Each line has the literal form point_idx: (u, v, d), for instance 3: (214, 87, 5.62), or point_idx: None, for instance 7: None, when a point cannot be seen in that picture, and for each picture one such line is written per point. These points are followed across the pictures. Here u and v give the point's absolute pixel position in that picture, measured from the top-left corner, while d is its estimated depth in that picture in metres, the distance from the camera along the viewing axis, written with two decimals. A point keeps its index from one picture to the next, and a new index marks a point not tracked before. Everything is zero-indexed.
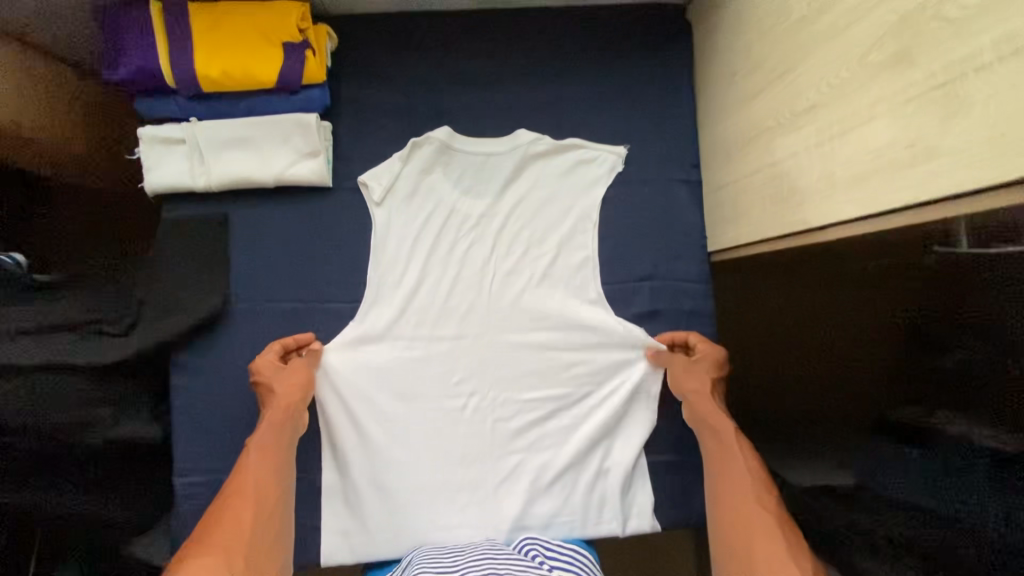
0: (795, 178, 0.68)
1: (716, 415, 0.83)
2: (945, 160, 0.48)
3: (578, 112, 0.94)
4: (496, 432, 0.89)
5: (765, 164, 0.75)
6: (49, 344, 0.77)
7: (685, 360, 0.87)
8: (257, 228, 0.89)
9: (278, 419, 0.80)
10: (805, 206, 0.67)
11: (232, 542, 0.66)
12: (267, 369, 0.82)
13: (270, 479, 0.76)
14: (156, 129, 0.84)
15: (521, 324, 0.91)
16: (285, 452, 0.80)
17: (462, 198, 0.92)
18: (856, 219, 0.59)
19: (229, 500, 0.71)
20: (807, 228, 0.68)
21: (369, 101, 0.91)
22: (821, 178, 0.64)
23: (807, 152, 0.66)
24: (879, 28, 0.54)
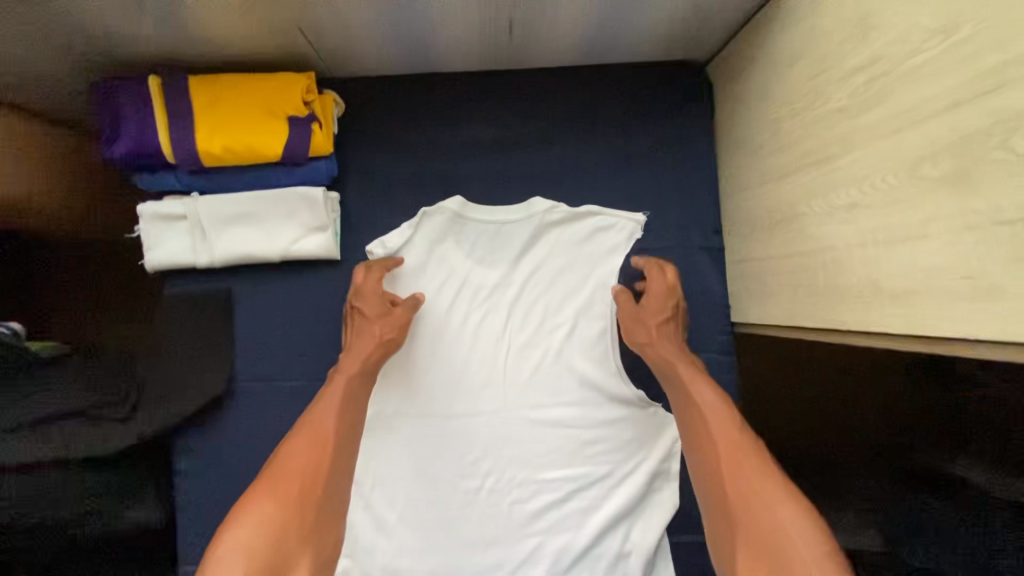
0: (833, 274, 0.64)
1: (678, 358, 0.78)
2: (1014, 301, 0.43)
3: (595, 177, 0.91)
4: (513, 514, 0.86)
5: (796, 250, 0.71)
6: (55, 437, 0.75)
7: (634, 308, 0.82)
8: (262, 304, 0.86)
9: (364, 358, 0.77)
10: (844, 306, 0.63)
11: (303, 496, 0.65)
12: (371, 305, 0.80)
13: (347, 424, 0.72)
14: (158, 206, 0.81)
15: (538, 400, 0.87)
16: (359, 390, 0.76)
17: (476, 268, 0.88)
18: (906, 335, 0.55)
19: (305, 440, 0.68)
20: (846, 329, 0.64)
21: (379, 169, 0.88)
22: (862, 283, 0.60)
23: (846, 251, 0.62)
24: (933, 141, 0.50)
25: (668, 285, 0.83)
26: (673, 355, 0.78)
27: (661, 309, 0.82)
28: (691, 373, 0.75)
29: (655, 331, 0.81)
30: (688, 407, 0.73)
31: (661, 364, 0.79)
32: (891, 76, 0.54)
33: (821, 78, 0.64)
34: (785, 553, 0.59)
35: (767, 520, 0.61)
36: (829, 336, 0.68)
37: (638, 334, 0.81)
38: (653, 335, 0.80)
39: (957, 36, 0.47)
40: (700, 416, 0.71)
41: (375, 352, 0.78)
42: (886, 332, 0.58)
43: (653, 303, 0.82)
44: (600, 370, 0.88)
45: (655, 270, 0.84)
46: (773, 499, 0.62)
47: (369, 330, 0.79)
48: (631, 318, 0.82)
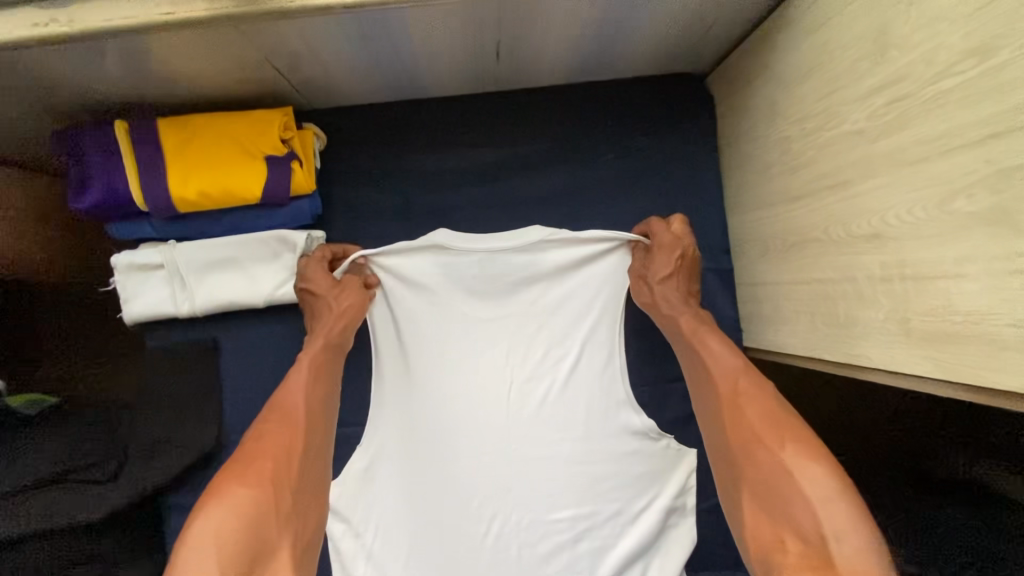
0: (853, 306, 0.60)
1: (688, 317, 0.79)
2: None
3: (593, 200, 0.86)
4: (523, 557, 0.82)
5: (812, 277, 0.67)
6: (44, 506, 0.67)
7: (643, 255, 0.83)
8: (249, 351, 0.82)
9: (328, 335, 0.74)
10: (867, 340, 0.59)
11: (278, 475, 0.62)
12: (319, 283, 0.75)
13: (317, 403, 0.71)
14: (132, 255, 0.76)
15: (544, 436, 0.83)
16: (331, 365, 0.75)
17: (471, 300, 0.83)
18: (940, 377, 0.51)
19: (274, 421, 0.66)
20: (870, 365, 0.59)
21: (366, 202, 0.84)
22: (889, 320, 0.55)
23: (867, 283, 0.58)
24: (966, 174, 0.45)
25: (676, 236, 0.81)
26: (677, 309, 0.80)
27: (667, 263, 0.80)
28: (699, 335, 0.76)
29: (659, 289, 0.80)
30: (697, 361, 0.75)
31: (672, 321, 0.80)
32: (914, 100, 0.50)
33: (835, 96, 0.60)
34: (792, 493, 0.59)
35: (769, 464, 0.62)
36: (851, 371, 0.63)
37: (643, 289, 0.82)
38: (657, 292, 0.80)
39: (994, 59, 0.42)
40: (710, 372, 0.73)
41: (341, 323, 0.75)
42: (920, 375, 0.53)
43: (660, 260, 0.80)
44: (607, 401, 0.84)
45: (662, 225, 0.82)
46: (775, 454, 0.62)
47: (321, 304, 0.75)
48: (640, 273, 0.82)
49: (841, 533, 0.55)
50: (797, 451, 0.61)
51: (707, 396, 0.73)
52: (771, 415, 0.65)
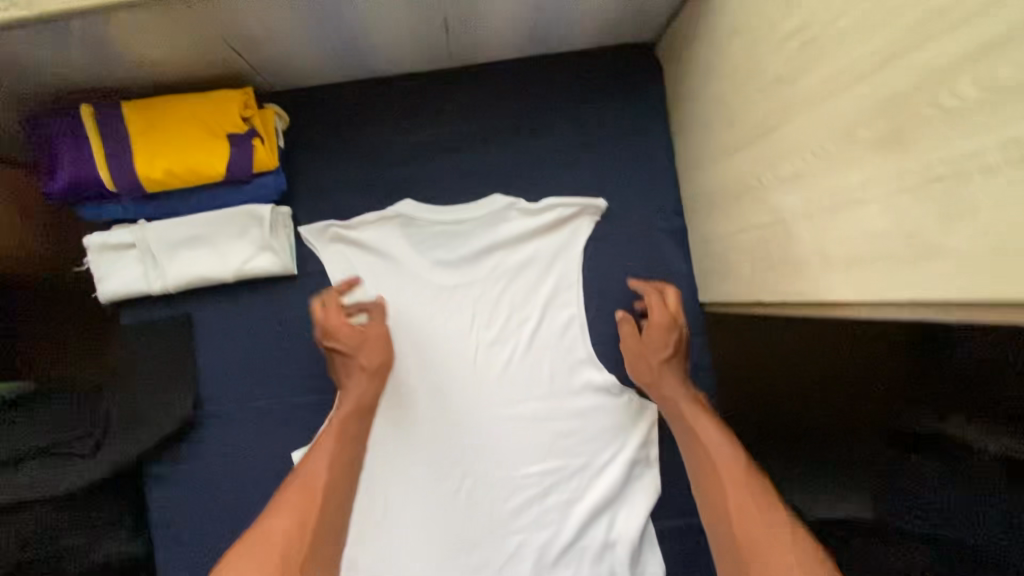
0: (786, 245, 0.64)
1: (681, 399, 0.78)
2: (953, 264, 0.42)
3: (549, 167, 0.89)
4: (494, 513, 0.85)
5: (751, 225, 0.70)
6: (32, 476, 0.74)
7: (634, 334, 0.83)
8: (222, 325, 0.85)
9: (359, 395, 0.78)
10: (798, 279, 0.62)
11: (285, 550, 0.62)
12: (341, 334, 0.79)
13: (339, 471, 0.71)
14: (104, 236, 0.79)
15: (510, 395, 0.87)
16: (354, 433, 0.76)
17: (435, 268, 0.87)
18: (856, 303, 0.54)
19: (291, 490, 0.67)
20: (802, 300, 0.63)
21: (329, 179, 0.86)
22: (814, 253, 0.59)
23: (795, 221, 0.61)
24: (864, 104, 0.49)
25: (670, 311, 0.82)
26: (673, 394, 0.79)
27: (664, 342, 0.81)
28: (692, 410, 0.76)
29: (657, 368, 0.81)
30: (693, 449, 0.73)
31: (664, 401, 0.80)
32: (820, 41, 0.53)
33: (759, 47, 0.63)
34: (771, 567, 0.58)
35: (775, 567, 0.58)
36: (788, 309, 0.67)
37: (642, 368, 0.82)
38: (655, 373, 0.81)
39: None
40: (708, 462, 0.70)
41: (363, 382, 0.79)
42: (842, 306, 0.57)
43: (654, 339, 0.82)
44: (569, 359, 0.88)
45: (658, 297, 0.83)
46: (782, 558, 0.58)
47: (353, 363, 0.79)
48: (637, 355, 0.83)
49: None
50: (799, 562, 0.57)
51: (705, 484, 0.70)
52: (776, 514, 0.62)
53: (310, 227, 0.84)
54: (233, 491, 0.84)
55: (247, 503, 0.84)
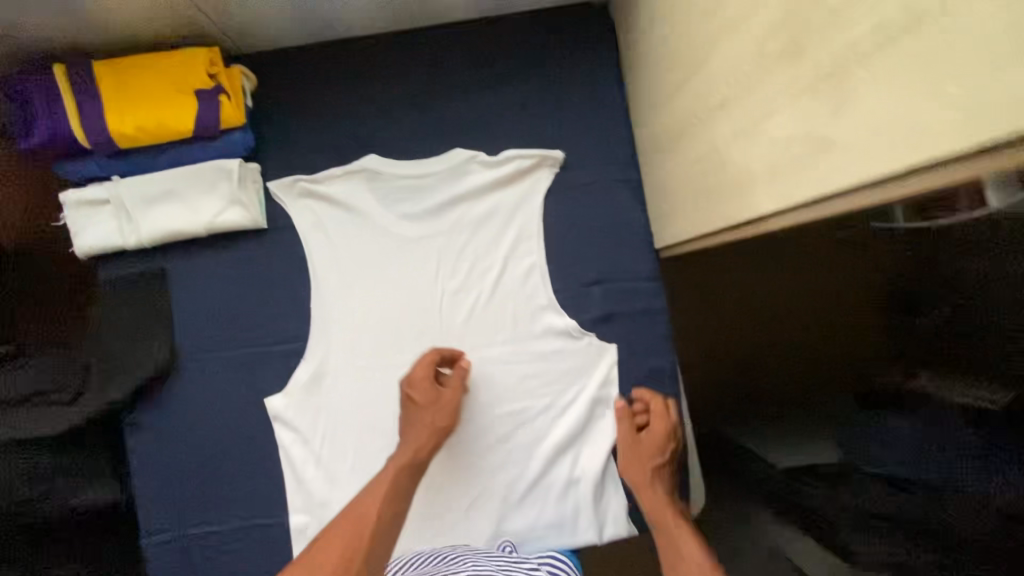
0: (721, 171, 0.67)
1: (664, 508, 0.82)
2: (840, 151, 0.46)
3: (508, 122, 0.92)
4: (464, 452, 0.90)
5: (694, 160, 0.73)
6: (17, 421, 0.80)
7: (631, 436, 0.87)
8: (195, 278, 0.88)
9: (415, 450, 0.81)
10: (731, 203, 0.66)
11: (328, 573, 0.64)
12: (419, 393, 0.83)
13: (388, 511, 0.74)
14: (79, 192, 0.83)
15: (476, 341, 0.91)
16: (404, 487, 0.78)
17: (401, 220, 0.90)
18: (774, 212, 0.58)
19: (348, 524, 0.71)
20: (734, 222, 0.66)
21: (295, 137, 0.90)
22: (742, 173, 0.62)
23: (727, 146, 0.65)
24: (769, 19, 0.52)
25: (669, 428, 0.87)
26: (661, 508, 0.82)
27: (660, 450, 0.86)
28: (674, 520, 0.80)
29: (650, 472, 0.85)
30: (672, 552, 0.76)
31: (652, 513, 0.83)
32: None
33: None
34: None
35: None
36: (726, 235, 0.70)
37: (636, 470, 0.85)
38: (646, 477, 0.85)
39: None
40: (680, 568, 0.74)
41: (425, 441, 0.82)
42: (767, 220, 0.60)
43: (655, 437, 0.86)
44: (531, 305, 0.91)
45: (661, 406, 0.88)
46: None
47: (419, 417, 0.83)
48: (632, 455, 0.86)
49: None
50: None
51: None
52: None
53: (278, 182, 0.88)
54: (209, 437, 0.87)
55: (222, 448, 0.87)
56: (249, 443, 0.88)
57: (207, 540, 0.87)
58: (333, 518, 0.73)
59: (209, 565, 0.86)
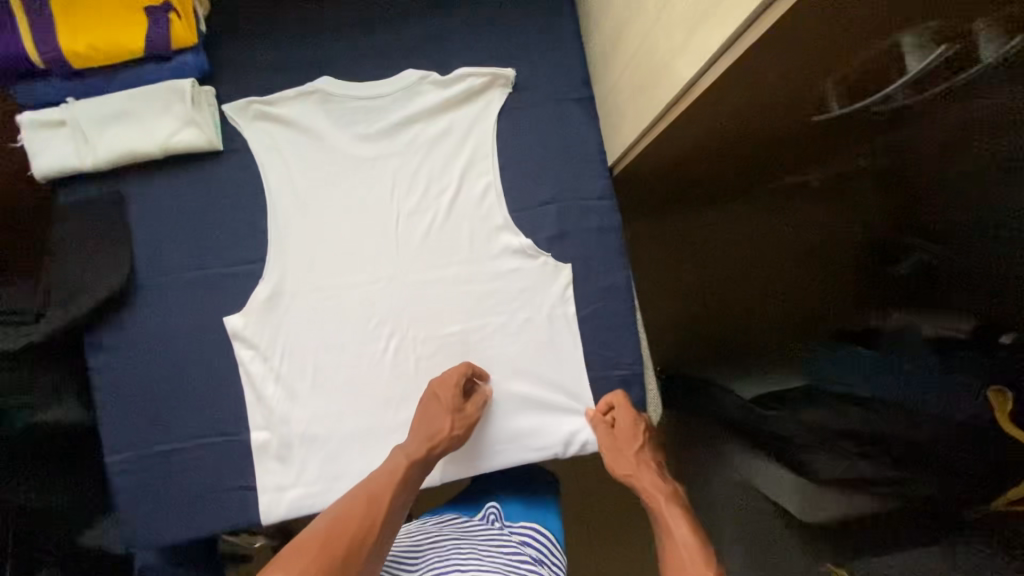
0: (667, 48, 0.68)
1: (656, 490, 0.85)
2: None
3: (460, 43, 0.94)
4: (421, 370, 0.90)
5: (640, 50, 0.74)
6: None
7: (611, 436, 0.88)
8: (153, 201, 0.90)
9: (424, 452, 0.83)
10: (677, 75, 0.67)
11: (324, 549, 0.70)
12: (445, 395, 0.85)
13: (396, 505, 0.78)
14: (36, 113, 0.85)
15: (432, 261, 0.91)
16: (413, 479, 0.83)
17: (354, 141, 0.91)
18: (723, 48, 0.59)
19: (360, 504, 0.76)
20: (683, 86, 0.67)
21: (249, 61, 0.92)
22: (688, 40, 0.64)
23: (669, 18, 0.66)
24: None
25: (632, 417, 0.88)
26: (654, 487, 0.86)
27: (634, 436, 0.87)
28: (665, 503, 0.83)
29: (635, 460, 0.87)
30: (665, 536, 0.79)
31: (645, 494, 0.86)
32: None
33: None
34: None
35: None
36: (675, 107, 0.71)
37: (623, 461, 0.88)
38: (634, 465, 0.87)
39: None
40: (669, 552, 0.76)
41: (440, 441, 0.84)
42: (715, 68, 0.61)
43: (625, 430, 0.87)
44: (487, 225, 0.91)
45: (620, 395, 0.90)
46: None
47: (440, 420, 0.84)
48: (613, 455, 0.88)
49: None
50: None
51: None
52: None
53: (232, 105, 0.89)
54: (169, 356, 0.89)
55: (183, 366, 0.89)
56: (209, 362, 0.89)
57: (171, 457, 0.88)
58: (348, 494, 0.79)
59: (174, 481, 0.88)
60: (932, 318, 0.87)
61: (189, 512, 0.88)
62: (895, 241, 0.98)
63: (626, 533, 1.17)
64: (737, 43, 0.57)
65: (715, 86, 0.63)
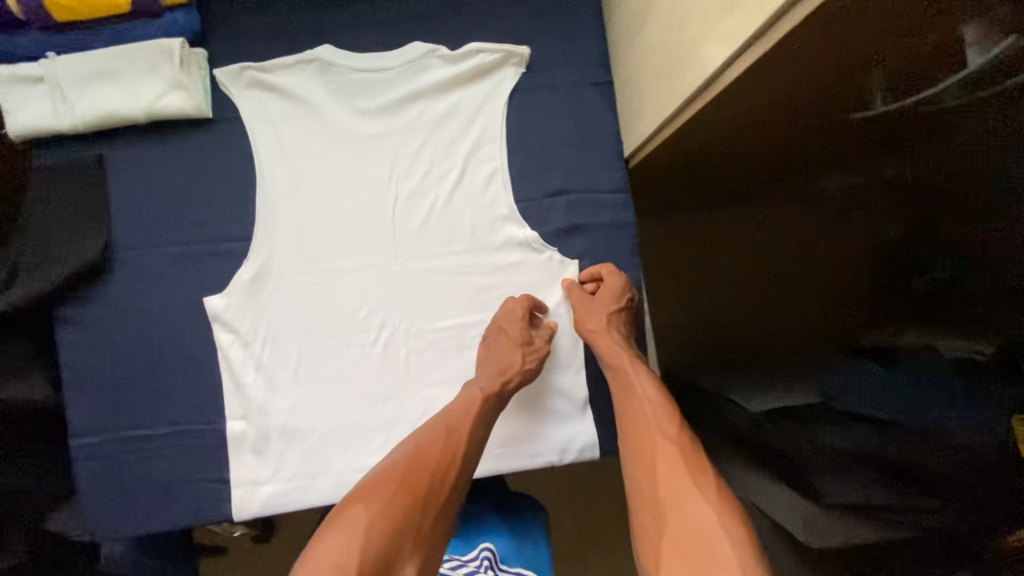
0: (692, 35, 0.63)
1: (616, 347, 0.79)
2: None
3: (472, 18, 0.87)
4: (411, 365, 0.84)
5: (668, 32, 0.68)
6: None
7: (586, 298, 0.82)
8: (133, 168, 0.84)
9: (502, 385, 0.77)
10: (704, 63, 0.61)
11: (405, 488, 0.65)
12: (514, 330, 0.80)
13: (476, 440, 0.73)
14: (11, 68, 0.79)
15: (429, 249, 0.85)
16: (489, 414, 0.76)
17: (353, 116, 0.85)
18: (755, 37, 0.52)
19: (438, 438, 0.70)
20: (710, 77, 0.61)
21: (243, 25, 0.86)
22: (713, 27, 0.58)
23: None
24: None
25: (616, 288, 0.82)
26: (614, 349, 0.78)
27: (611, 302, 0.81)
28: (629, 361, 0.77)
29: (605, 318, 0.80)
30: (625, 393, 0.75)
31: (602, 354, 0.79)
32: None
33: None
34: (657, 473, 0.65)
35: (693, 508, 0.61)
36: (701, 99, 0.64)
37: (590, 317, 0.80)
38: (602, 322, 0.79)
39: None
40: (633, 406, 0.73)
41: (513, 375, 0.77)
42: (747, 57, 0.54)
43: (607, 293, 0.81)
44: (490, 212, 0.85)
45: (608, 266, 0.84)
46: (682, 480, 0.63)
47: (511, 353, 0.78)
48: (588, 311, 0.80)
49: (692, 516, 0.60)
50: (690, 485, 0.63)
51: (626, 431, 0.73)
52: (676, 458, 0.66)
53: (224, 70, 0.83)
54: (141, 334, 0.83)
55: (158, 348, 0.83)
56: (185, 345, 0.83)
57: (138, 444, 0.82)
58: (423, 425, 0.73)
59: (142, 471, 0.82)
60: (962, 342, 0.79)
61: (158, 504, 0.82)
62: (909, 251, 0.93)
63: (623, 551, 1.11)
64: (771, 34, 0.50)
65: (746, 77, 0.57)
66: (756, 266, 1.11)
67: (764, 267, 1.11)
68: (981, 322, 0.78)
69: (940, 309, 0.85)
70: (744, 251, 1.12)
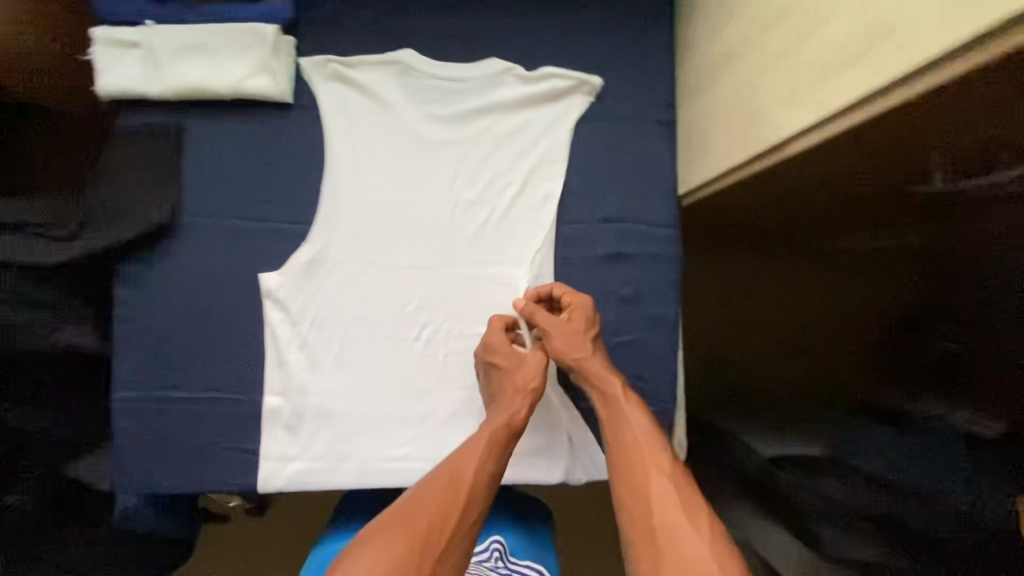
0: (768, 94, 0.67)
1: (603, 374, 0.80)
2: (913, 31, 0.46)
3: (551, 42, 0.91)
4: (448, 364, 0.87)
5: (744, 87, 0.72)
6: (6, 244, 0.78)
7: (560, 323, 0.82)
8: (210, 140, 0.87)
9: (511, 413, 0.77)
10: (776, 123, 0.65)
11: (406, 528, 0.63)
12: (501, 357, 0.82)
13: (486, 477, 0.71)
14: (113, 31, 0.83)
15: (480, 256, 0.88)
16: (501, 450, 0.74)
17: (427, 121, 0.88)
18: (836, 114, 0.56)
19: (444, 475, 0.69)
20: (779, 141, 0.65)
21: (333, 19, 0.89)
22: (793, 93, 0.62)
23: (778, 64, 0.64)
24: None
25: (577, 308, 0.83)
26: (602, 373, 0.80)
27: (583, 325, 0.82)
28: (621, 391, 0.78)
29: (585, 343, 0.81)
30: (619, 429, 0.75)
31: (591, 382, 0.80)
32: None
33: None
34: (652, 509, 0.66)
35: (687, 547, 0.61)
36: (768, 158, 0.68)
37: (573, 346, 0.81)
38: (582, 347, 0.81)
39: None
40: (627, 442, 0.73)
41: (517, 407, 0.78)
42: (822, 129, 0.58)
43: (579, 314, 0.82)
44: (543, 230, 0.88)
45: (562, 287, 0.84)
46: (682, 518, 0.64)
47: (510, 381, 0.80)
48: (565, 338, 0.81)
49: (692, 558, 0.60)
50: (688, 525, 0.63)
51: (615, 465, 0.72)
52: (673, 493, 0.67)
53: (311, 60, 0.87)
54: (195, 300, 0.86)
55: (207, 315, 0.86)
56: (234, 315, 0.86)
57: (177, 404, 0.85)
58: (436, 467, 0.72)
59: (176, 431, 0.85)
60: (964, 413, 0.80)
61: (187, 465, 0.84)
62: (929, 314, 0.97)
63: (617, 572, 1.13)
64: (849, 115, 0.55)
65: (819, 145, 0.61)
66: (785, 310, 1.17)
67: (795, 310, 1.16)
68: (980, 397, 0.80)
69: (944, 375, 0.88)
70: (775, 295, 1.17)
